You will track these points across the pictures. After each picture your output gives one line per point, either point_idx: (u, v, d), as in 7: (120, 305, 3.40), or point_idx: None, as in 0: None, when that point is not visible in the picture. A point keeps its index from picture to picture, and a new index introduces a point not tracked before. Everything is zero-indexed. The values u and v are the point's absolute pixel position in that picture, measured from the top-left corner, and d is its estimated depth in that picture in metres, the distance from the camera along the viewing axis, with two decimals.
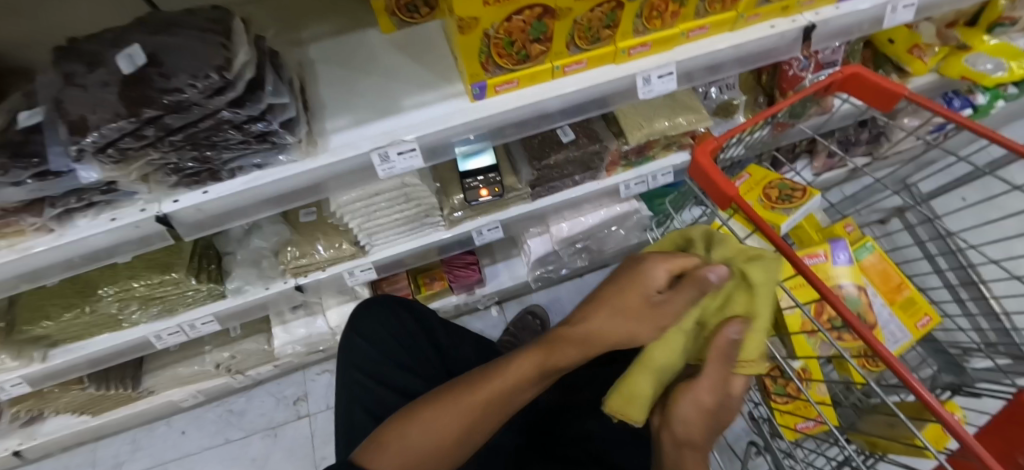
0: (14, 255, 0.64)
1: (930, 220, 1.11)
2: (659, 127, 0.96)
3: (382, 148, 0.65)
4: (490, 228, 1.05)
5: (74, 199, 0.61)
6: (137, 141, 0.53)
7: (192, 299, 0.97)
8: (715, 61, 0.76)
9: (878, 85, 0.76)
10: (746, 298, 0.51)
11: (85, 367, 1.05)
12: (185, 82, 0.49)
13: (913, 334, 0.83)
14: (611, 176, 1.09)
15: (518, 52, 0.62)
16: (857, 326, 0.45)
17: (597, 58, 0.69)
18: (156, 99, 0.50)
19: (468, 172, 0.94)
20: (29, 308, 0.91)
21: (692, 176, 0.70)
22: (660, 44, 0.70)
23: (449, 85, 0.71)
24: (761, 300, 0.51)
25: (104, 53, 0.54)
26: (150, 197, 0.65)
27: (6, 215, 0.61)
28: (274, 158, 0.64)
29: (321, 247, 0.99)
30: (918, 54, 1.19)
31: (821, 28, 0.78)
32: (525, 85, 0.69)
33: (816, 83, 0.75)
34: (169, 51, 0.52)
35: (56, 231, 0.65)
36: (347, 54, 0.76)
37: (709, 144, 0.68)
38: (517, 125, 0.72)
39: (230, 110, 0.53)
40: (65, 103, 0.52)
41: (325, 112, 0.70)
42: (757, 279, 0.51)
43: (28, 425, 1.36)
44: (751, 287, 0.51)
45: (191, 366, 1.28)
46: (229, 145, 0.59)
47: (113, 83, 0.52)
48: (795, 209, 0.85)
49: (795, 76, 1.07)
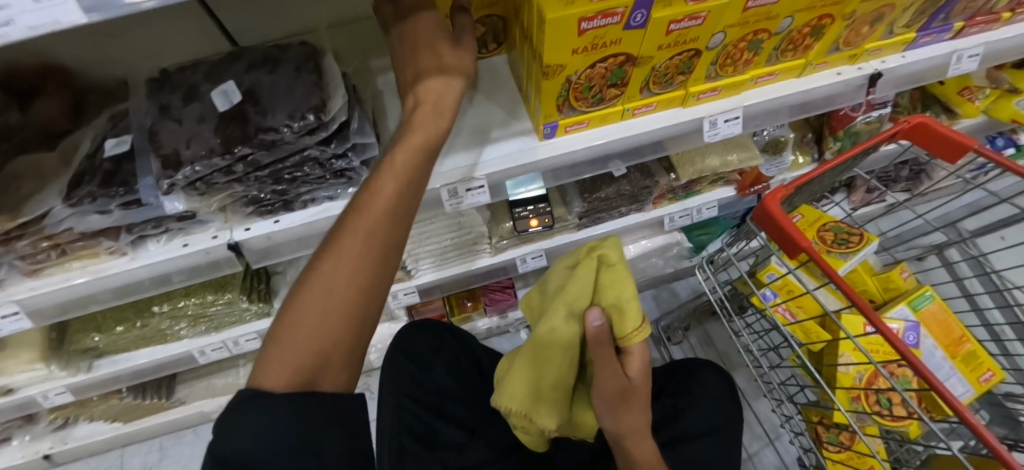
0: (89, 277, 0.65)
1: (981, 264, 1.09)
2: (711, 163, 0.96)
3: (452, 185, 0.66)
4: (534, 256, 1.04)
5: (151, 226, 0.62)
6: (226, 176, 0.54)
7: (240, 317, 0.98)
8: (779, 106, 0.75)
9: (945, 137, 0.75)
10: (609, 275, 0.65)
11: (128, 379, 1.06)
12: (282, 122, 0.51)
13: (975, 389, 0.82)
14: (656, 208, 1.08)
15: (593, 95, 0.63)
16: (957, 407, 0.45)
17: (666, 101, 0.69)
18: (253, 138, 0.51)
19: (517, 202, 0.93)
20: (83, 320, 0.93)
21: (759, 222, 0.70)
22: (728, 89, 0.71)
23: (517, 122, 0.72)
24: (621, 273, 0.65)
25: (198, 88, 0.56)
26: (223, 225, 0.66)
27: (86, 238, 0.62)
28: (346, 191, 0.65)
29: None
30: (969, 95, 1.17)
31: (887, 76, 0.77)
32: (594, 126, 0.69)
33: (883, 133, 0.74)
34: (266, 91, 0.54)
35: (129, 254, 0.66)
36: None
37: (777, 193, 0.68)
38: (581, 163, 0.73)
39: (318, 148, 0.55)
40: (160, 136, 0.53)
41: None
42: (611, 258, 0.65)
43: (61, 430, 1.37)
44: (610, 265, 0.65)
45: (225, 378, 1.30)
46: (308, 179, 0.60)
47: (209, 119, 0.53)
48: (852, 254, 0.84)
49: (846, 116, 1.06)
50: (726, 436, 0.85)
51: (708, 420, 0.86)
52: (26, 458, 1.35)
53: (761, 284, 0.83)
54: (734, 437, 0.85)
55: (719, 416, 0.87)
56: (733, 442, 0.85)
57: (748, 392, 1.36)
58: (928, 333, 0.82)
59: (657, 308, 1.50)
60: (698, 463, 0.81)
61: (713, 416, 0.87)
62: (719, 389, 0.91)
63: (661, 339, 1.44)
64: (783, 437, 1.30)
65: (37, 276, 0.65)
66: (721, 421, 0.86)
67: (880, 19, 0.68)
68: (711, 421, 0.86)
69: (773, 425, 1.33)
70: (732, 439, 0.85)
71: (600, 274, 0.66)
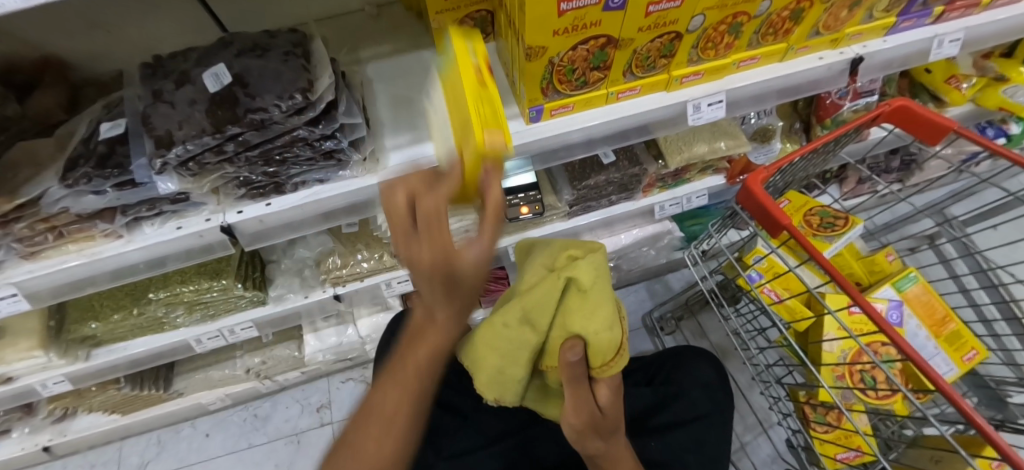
0: (85, 260, 0.66)
1: (968, 249, 1.11)
2: (699, 151, 0.97)
3: (439, 168, 0.67)
4: (526, 245, 1.05)
5: (146, 208, 0.64)
6: (217, 156, 0.55)
7: (235, 305, 1.00)
8: (761, 90, 0.77)
9: (926, 118, 0.76)
10: (580, 300, 0.55)
11: (124, 368, 1.07)
12: (271, 102, 0.53)
13: (960, 368, 0.83)
14: (646, 197, 1.09)
15: (577, 79, 0.64)
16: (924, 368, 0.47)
17: (650, 85, 0.70)
18: (242, 118, 0.53)
19: (508, 190, 0.96)
20: (80, 308, 0.95)
21: (742, 204, 0.71)
22: (711, 73, 0.72)
23: (504, 107, 0.73)
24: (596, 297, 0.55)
25: (190, 72, 0.57)
26: (216, 208, 0.67)
27: (82, 220, 0.64)
28: (336, 174, 0.66)
29: (362, 257, 1.01)
30: (955, 84, 1.19)
31: (868, 61, 0.79)
32: (579, 109, 0.71)
33: (865, 115, 0.75)
34: (254, 73, 0.55)
35: (124, 237, 0.67)
36: (405, 74, 0.79)
37: (759, 174, 0.70)
38: (568, 148, 0.74)
39: (307, 129, 0.56)
40: (153, 118, 0.55)
41: (385, 130, 0.72)
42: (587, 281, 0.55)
43: (60, 422, 1.39)
44: (583, 290, 0.55)
45: (223, 370, 1.30)
46: (298, 161, 0.61)
47: (200, 100, 0.54)
48: (837, 237, 0.85)
49: (833, 104, 1.08)
50: (715, 418, 0.86)
51: (698, 402, 0.87)
52: (24, 450, 1.36)
53: (747, 266, 0.85)
54: (723, 420, 0.86)
55: (708, 398, 0.88)
56: (722, 424, 0.86)
57: (741, 382, 1.37)
58: (912, 313, 0.83)
59: (650, 299, 1.51)
60: (687, 445, 0.82)
61: (702, 400, 0.88)
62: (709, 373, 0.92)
63: (655, 329, 1.45)
64: (776, 425, 1.31)
65: (34, 259, 0.67)
66: (710, 404, 0.87)
67: (858, 3, 0.69)
68: (700, 404, 0.87)
69: (766, 413, 1.34)
70: (722, 420, 0.87)
71: (568, 297, 0.56)
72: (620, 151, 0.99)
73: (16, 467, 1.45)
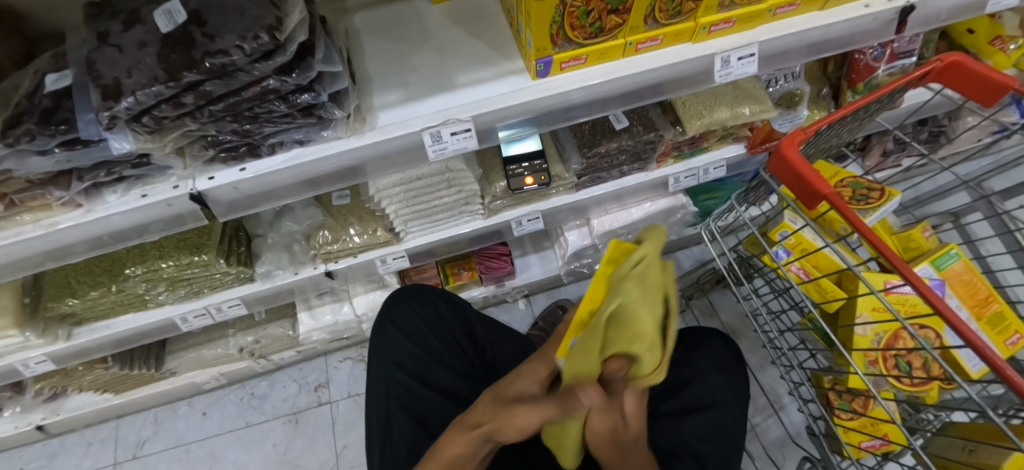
0: (43, 231, 0.59)
1: (1009, 225, 1.03)
2: (720, 116, 0.89)
3: (435, 128, 0.59)
4: (530, 219, 0.99)
5: (104, 173, 0.57)
6: (174, 109, 0.48)
7: (220, 282, 0.94)
8: (795, 43, 0.68)
9: (980, 76, 0.68)
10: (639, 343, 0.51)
11: (109, 347, 1.02)
12: (232, 43, 0.45)
13: (1003, 353, 0.77)
14: (660, 168, 1.01)
15: (591, 24, 0.56)
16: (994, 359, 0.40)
17: (674, 35, 0.62)
18: (200, 62, 0.45)
19: (512, 158, 0.88)
20: (55, 285, 0.88)
21: (773, 170, 0.64)
22: (743, 22, 0.63)
23: (507, 61, 0.65)
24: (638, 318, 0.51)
25: (141, 11, 0.50)
26: (183, 174, 0.60)
27: (35, 186, 0.57)
28: (318, 134, 0.59)
29: (355, 232, 0.94)
30: (1000, 45, 1.09)
31: (920, 9, 0.70)
32: (592, 63, 0.62)
33: (913, 73, 0.67)
34: (215, 10, 0.47)
35: (84, 206, 0.60)
36: (397, 25, 0.71)
37: (795, 136, 0.62)
38: (580, 106, 0.66)
39: (278, 78, 0.48)
40: (100, 65, 0.48)
41: (373, 87, 0.64)
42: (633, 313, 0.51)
43: (52, 401, 1.35)
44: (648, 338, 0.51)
45: (215, 349, 1.25)
46: (273, 118, 0.54)
47: (152, 43, 0.47)
48: (873, 210, 0.77)
49: (867, 66, 0.99)
50: (732, 404, 0.80)
51: (714, 388, 0.81)
52: (17, 429, 1.33)
53: (772, 243, 0.78)
54: (742, 407, 0.80)
55: (725, 384, 0.82)
56: (739, 411, 0.80)
57: (753, 363, 1.32)
58: (953, 293, 0.76)
59: None
60: (701, 433, 0.77)
61: (719, 386, 0.82)
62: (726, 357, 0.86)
63: None
64: (788, 408, 1.26)
65: None
66: (726, 390, 0.81)
67: None
68: (716, 390, 0.81)
69: (778, 395, 1.28)
70: (739, 407, 0.81)
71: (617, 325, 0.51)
72: (634, 115, 0.90)
73: (12, 445, 1.42)
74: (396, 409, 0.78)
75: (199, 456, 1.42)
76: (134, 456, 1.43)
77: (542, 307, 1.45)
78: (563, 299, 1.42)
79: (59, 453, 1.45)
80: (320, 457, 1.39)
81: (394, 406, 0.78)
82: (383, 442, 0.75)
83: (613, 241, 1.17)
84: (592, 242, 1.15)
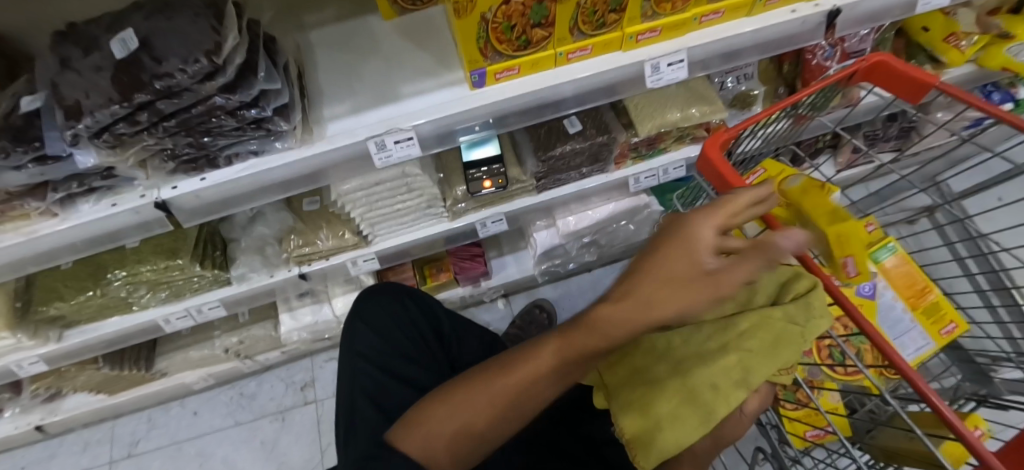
0: (22, 239, 0.65)
1: (962, 218, 1.05)
2: (670, 118, 0.92)
3: (378, 136, 0.63)
4: (494, 220, 1.03)
5: (75, 184, 0.62)
6: (131, 127, 0.52)
7: (199, 284, 0.99)
8: (728, 48, 0.72)
9: (906, 75, 0.71)
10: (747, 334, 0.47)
11: (98, 348, 1.07)
12: (175, 67, 0.49)
13: (937, 342, 0.79)
14: (620, 169, 1.05)
15: (518, 37, 0.60)
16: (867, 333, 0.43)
17: (603, 44, 0.66)
18: (148, 84, 0.50)
19: (472, 163, 0.92)
20: (44, 289, 0.94)
21: (701, 171, 0.67)
22: (670, 30, 0.67)
23: (450, 72, 0.69)
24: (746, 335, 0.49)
25: (100, 38, 0.54)
26: (149, 184, 0.65)
27: (13, 198, 0.62)
28: (271, 145, 0.63)
29: (324, 236, 0.98)
30: (955, 42, 1.10)
31: (846, 14, 0.73)
32: (526, 73, 0.66)
33: (839, 72, 0.70)
34: (162, 36, 0.52)
35: (60, 215, 0.65)
36: (349, 40, 0.76)
37: (718, 138, 0.66)
38: (519, 114, 0.69)
39: (223, 96, 0.53)
40: (63, 88, 0.52)
41: (325, 99, 0.69)
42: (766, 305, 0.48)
43: (51, 402, 1.41)
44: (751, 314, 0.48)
45: (201, 350, 1.30)
46: (224, 131, 0.58)
47: (107, 67, 0.52)
48: None
49: (818, 66, 1.02)
50: None
51: None
52: (17, 429, 1.38)
53: None
54: None
55: None
56: None
57: None
58: (886, 284, 0.80)
59: None
60: None
61: None
62: None
63: None
64: None
65: None
66: None
67: None
68: None
69: None
70: None
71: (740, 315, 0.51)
72: (588, 119, 0.94)
73: (13, 445, 1.48)
74: (359, 396, 0.81)
75: (191, 454, 1.47)
76: (129, 455, 1.49)
77: (520, 306, 1.49)
78: (540, 298, 1.46)
79: (58, 453, 1.51)
80: (306, 453, 1.44)
81: (358, 395, 0.81)
82: (348, 431, 0.77)
83: (581, 240, 1.21)
84: (560, 242, 1.19)
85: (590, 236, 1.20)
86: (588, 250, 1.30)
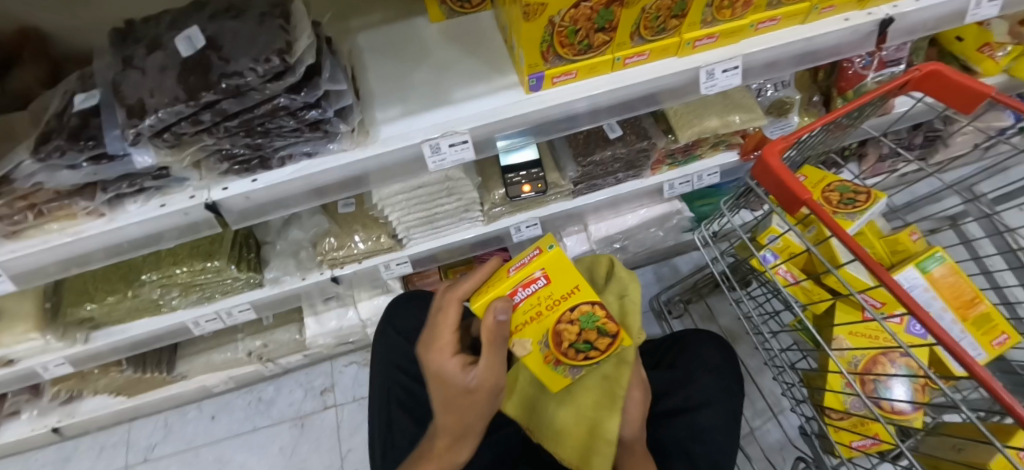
0: (69, 239, 0.64)
1: (1001, 228, 1.04)
2: (711, 124, 0.92)
3: (434, 139, 0.63)
4: (528, 225, 1.02)
5: (126, 184, 0.61)
6: (193, 126, 0.52)
7: (230, 287, 0.98)
8: (782, 55, 0.72)
9: (959, 84, 0.70)
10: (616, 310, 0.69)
11: (124, 352, 1.05)
12: (246, 66, 0.49)
13: (989, 353, 0.79)
14: (655, 175, 1.04)
15: (580, 42, 0.59)
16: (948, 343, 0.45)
17: (660, 50, 0.65)
18: (216, 84, 0.49)
19: (510, 167, 0.92)
20: (75, 291, 0.92)
21: (757, 177, 0.67)
22: (726, 37, 0.67)
23: (503, 76, 0.69)
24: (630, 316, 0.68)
25: (163, 36, 0.54)
26: (199, 185, 0.64)
27: (62, 197, 0.61)
28: (324, 147, 0.62)
29: (359, 239, 0.98)
30: (989, 52, 1.10)
31: (898, 23, 0.73)
32: (582, 77, 0.66)
33: (893, 81, 0.69)
34: (230, 36, 0.51)
35: (107, 215, 0.64)
36: (399, 43, 0.76)
37: (775, 145, 0.66)
38: (571, 118, 0.69)
39: (288, 96, 0.52)
40: (125, 86, 0.52)
41: (376, 102, 0.68)
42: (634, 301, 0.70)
43: (68, 404, 1.39)
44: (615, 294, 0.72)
45: (224, 353, 1.29)
46: (282, 132, 0.57)
47: (172, 66, 0.51)
48: (859, 213, 0.80)
49: (856, 75, 1.01)
50: (723, 405, 0.82)
51: (706, 390, 0.84)
52: (34, 431, 1.36)
53: (760, 246, 0.81)
54: (732, 407, 0.82)
55: (716, 385, 0.85)
56: (729, 411, 0.82)
57: (750, 367, 1.34)
58: (937, 294, 0.78)
59: (659, 283, 1.47)
60: (692, 432, 0.79)
61: (711, 388, 0.84)
62: (719, 362, 0.89)
63: (662, 313, 1.42)
64: (787, 410, 1.27)
65: (17, 239, 0.64)
66: (718, 392, 0.83)
67: None
68: (707, 392, 0.84)
69: (776, 398, 1.30)
70: (730, 405, 0.83)
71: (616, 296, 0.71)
72: (627, 125, 0.94)
73: (28, 448, 1.46)
74: (396, 408, 0.81)
75: (208, 459, 1.45)
76: (145, 459, 1.47)
77: None
78: None
79: (72, 456, 1.49)
80: (326, 459, 1.42)
81: (394, 407, 0.81)
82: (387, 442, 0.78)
83: (611, 247, 1.20)
84: (589, 248, 1.19)
85: (620, 242, 1.19)
86: (615, 256, 1.29)
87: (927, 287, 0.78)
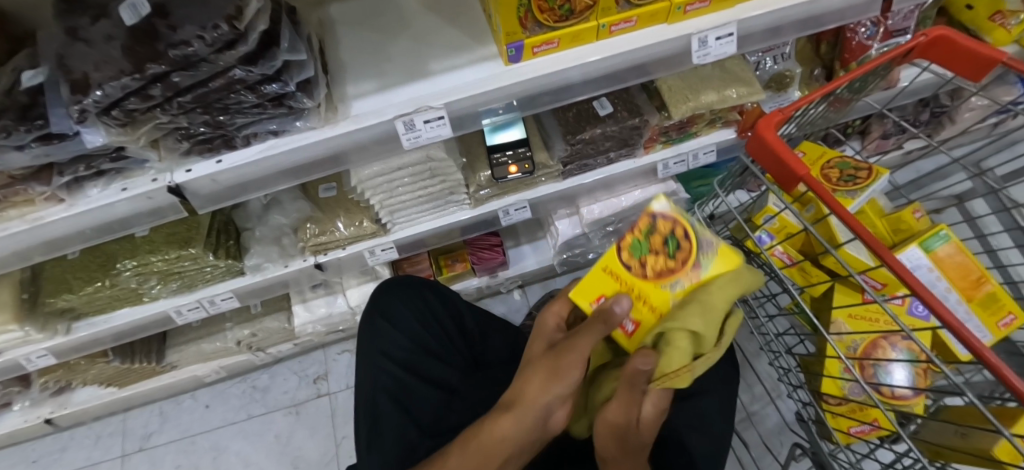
0: (28, 226, 0.60)
1: (1009, 206, 1.00)
2: (706, 99, 0.87)
3: (407, 115, 0.59)
4: (517, 208, 0.98)
5: (83, 167, 0.57)
6: (143, 102, 0.48)
7: (212, 275, 0.96)
8: (778, 22, 0.67)
9: (967, 50, 0.65)
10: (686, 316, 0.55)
11: (109, 341, 1.03)
12: (193, 34, 0.45)
13: (994, 335, 0.76)
14: (649, 154, 1.00)
15: (560, 6, 0.55)
16: (956, 327, 0.43)
17: (648, 15, 0.61)
18: (164, 54, 0.46)
19: (496, 146, 0.89)
20: (52, 281, 0.90)
21: (753, 153, 0.63)
22: (719, 1, 0.62)
23: (482, 47, 0.65)
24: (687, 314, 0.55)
25: (110, 6, 0.51)
26: (161, 167, 0.60)
27: (15, 181, 0.57)
28: (291, 125, 0.59)
29: (342, 224, 0.95)
30: (1000, 21, 1.04)
31: None
32: (565, 47, 0.62)
33: (897, 48, 0.65)
34: (178, 2, 0.48)
35: (66, 201, 0.61)
36: (372, 15, 0.72)
37: (773, 118, 0.62)
38: (555, 91, 0.65)
39: (243, 69, 0.49)
40: (69, 59, 0.48)
41: (347, 77, 0.65)
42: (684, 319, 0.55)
43: (60, 395, 1.38)
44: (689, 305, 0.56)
45: (214, 342, 1.27)
46: (243, 109, 0.54)
47: (118, 36, 0.48)
48: (860, 191, 0.76)
49: (859, 45, 0.96)
50: (720, 391, 0.79)
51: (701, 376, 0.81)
52: (27, 422, 1.35)
53: (756, 227, 0.79)
54: (728, 393, 0.80)
55: (714, 372, 0.82)
56: (726, 397, 0.79)
57: (748, 351, 1.31)
58: (942, 274, 0.75)
59: None
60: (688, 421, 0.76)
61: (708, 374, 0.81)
62: None
63: None
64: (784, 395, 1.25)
65: None
66: (715, 379, 0.80)
67: None
68: (704, 378, 0.81)
69: (774, 382, 1.28)
70: (727, 391, 0.80)
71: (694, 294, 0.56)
72: (618, 101, 0.90)
73: (24, 439, 1.45)
74: (382, 396, 0.77)
75: (204, 447, 1.44)
76: (142, 448, 1.47)
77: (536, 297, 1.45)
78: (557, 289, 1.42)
79: (70, 446, 1.48)
80: (320, 446, 1.41)
81: (382, 395, 0.78)
82: (371, 429, 0.74)
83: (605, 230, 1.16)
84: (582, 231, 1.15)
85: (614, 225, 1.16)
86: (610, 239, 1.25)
87: (932, 266, 0.74)
